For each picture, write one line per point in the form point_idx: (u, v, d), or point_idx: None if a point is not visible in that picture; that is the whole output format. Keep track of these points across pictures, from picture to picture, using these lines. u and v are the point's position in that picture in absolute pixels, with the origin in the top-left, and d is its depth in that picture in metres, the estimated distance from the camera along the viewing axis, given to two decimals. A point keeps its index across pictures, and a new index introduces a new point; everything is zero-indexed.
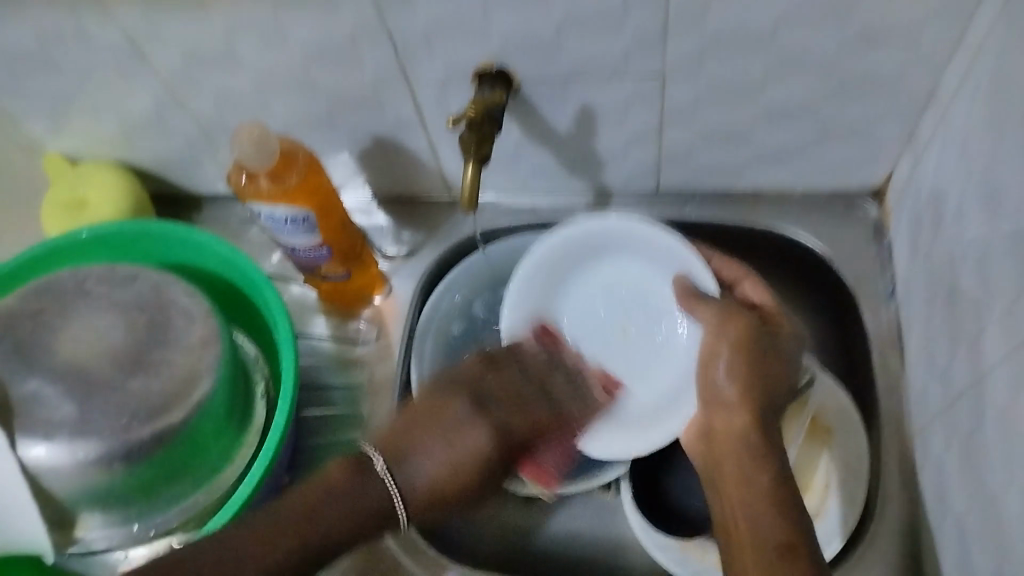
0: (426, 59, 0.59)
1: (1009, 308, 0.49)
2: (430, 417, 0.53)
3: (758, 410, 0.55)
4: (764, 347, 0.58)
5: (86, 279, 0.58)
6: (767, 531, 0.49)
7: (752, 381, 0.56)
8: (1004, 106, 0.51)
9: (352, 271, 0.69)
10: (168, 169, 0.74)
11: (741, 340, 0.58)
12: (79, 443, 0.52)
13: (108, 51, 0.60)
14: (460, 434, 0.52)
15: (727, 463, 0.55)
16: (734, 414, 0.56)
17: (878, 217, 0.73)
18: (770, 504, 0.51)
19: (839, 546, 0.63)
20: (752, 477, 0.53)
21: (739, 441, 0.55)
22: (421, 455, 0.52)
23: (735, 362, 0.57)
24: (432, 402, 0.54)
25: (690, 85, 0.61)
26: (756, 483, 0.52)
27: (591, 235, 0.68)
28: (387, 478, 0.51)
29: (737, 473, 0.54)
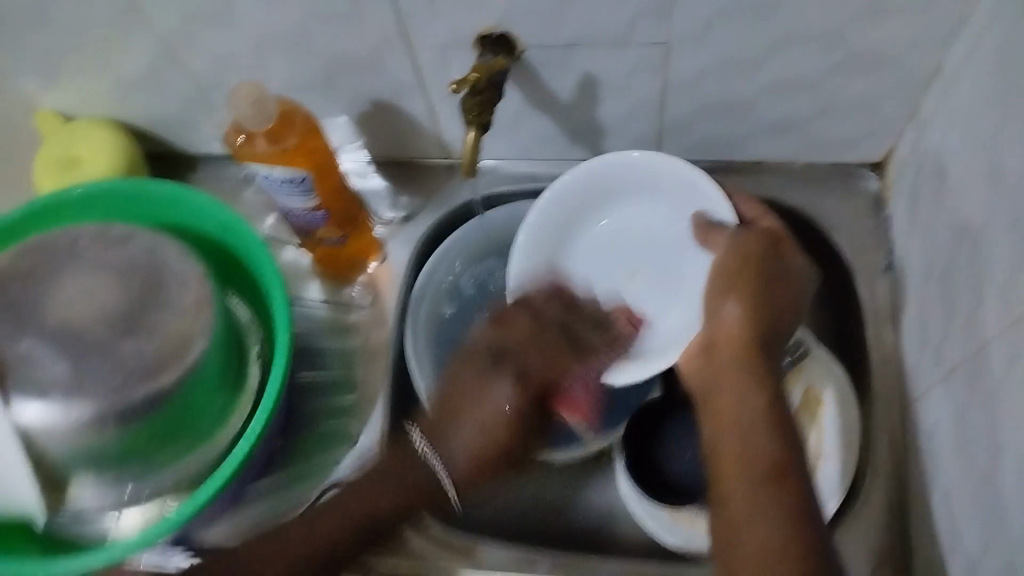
0: (427, 23, 0.58)
1: (1008, 289, 0.49)
2: (470, 390, 0.57)
3: (757, 336, 0.54)
4: (766, 275, 0.56)
5: (78, 239, 0.57)
6: (765, 456, 0.48)
7: (757, 307, 0.55)
8: (1011, 85, 0.50)
9: (348, 234, 0.69)
10: (161, 128, 0.74)
11: (750, 269, 0.56)
12: (73, 404, 0.52)
13: (101, 6, 0.59)
14: (486, 397, 0.56)
15: (724, 395, 0.52)
16: (734, 336, 0.55)
17: (878, 190, 0.73)
18: (773, 432, 0.50)
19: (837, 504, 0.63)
20: (750, 400, 0.51)
21: (738, 360, 0.53)
22: (455, 433, 0.57)
23: (741, 294, 0.55)
24: (467, 375, 0.57)
25: (694, 55, 0.61)
26: (751, 411, 0.51)
27: (599, 173, 0.67)
28: (432, 460, 0.57)
29: (732, 392, 0.52)
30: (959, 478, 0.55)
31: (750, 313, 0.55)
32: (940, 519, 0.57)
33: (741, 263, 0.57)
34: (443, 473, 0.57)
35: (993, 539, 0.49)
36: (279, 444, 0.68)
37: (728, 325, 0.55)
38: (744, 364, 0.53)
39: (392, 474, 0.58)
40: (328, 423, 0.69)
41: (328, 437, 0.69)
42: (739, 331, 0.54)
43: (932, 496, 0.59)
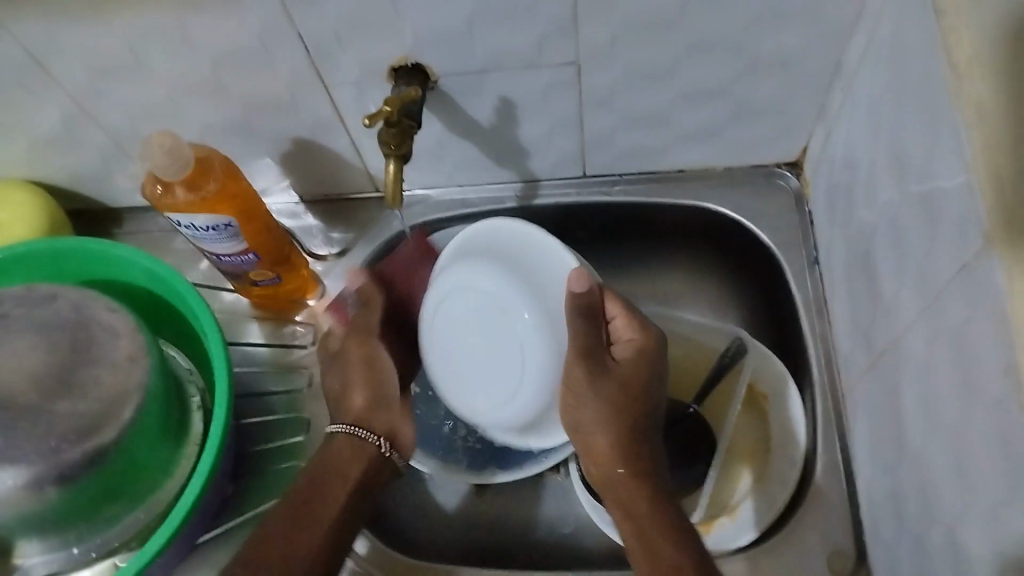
0: (341, 59, 0.59)
1: (922, 269, 0.51)
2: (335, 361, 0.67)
3: (631, 434, 0.58)
4: (625, 368, 0.59)
5: (2, 303, 0.56)
6: (673, 559, 0.53)
7: (611, 406, 0.58)
8: (905, 76, 0.52)
9: (282, 274, 0.69)
10: (84, 184, 0.73)
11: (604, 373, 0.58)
12: (5, 470, 0.51)
13: (8, 66, 0.58)
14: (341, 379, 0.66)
15: (640, 511, 0.56)
16: (595, 427, 0.59)
17: (798, 187, 0.75)
18: (662, 531, 0.54)
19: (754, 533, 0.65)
20: (655, 515, 0.55)
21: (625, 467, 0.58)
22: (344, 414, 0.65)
23: (609, 400, 0.58)
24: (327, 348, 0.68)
25: (606, 71, 0.62)
26: (651, 522, 0.55)
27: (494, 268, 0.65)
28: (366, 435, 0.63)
29: (642, 510, 0.56)
30: (897, 461, 0.56)
31: (614, 411, 0.58)
32: (883, 502, 0.58)
33: (592, 368, 0.58)
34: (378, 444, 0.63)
35: (933, 516, 0.50)
36: (231, 490, 0.66)
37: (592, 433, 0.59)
38: (625, 455, 0.58)
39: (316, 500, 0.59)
40: (279, 465, 0.68)
41: (280, 478, 0.68)
42: (618, 430, 0.58)
43: (874, 479, 0.60)
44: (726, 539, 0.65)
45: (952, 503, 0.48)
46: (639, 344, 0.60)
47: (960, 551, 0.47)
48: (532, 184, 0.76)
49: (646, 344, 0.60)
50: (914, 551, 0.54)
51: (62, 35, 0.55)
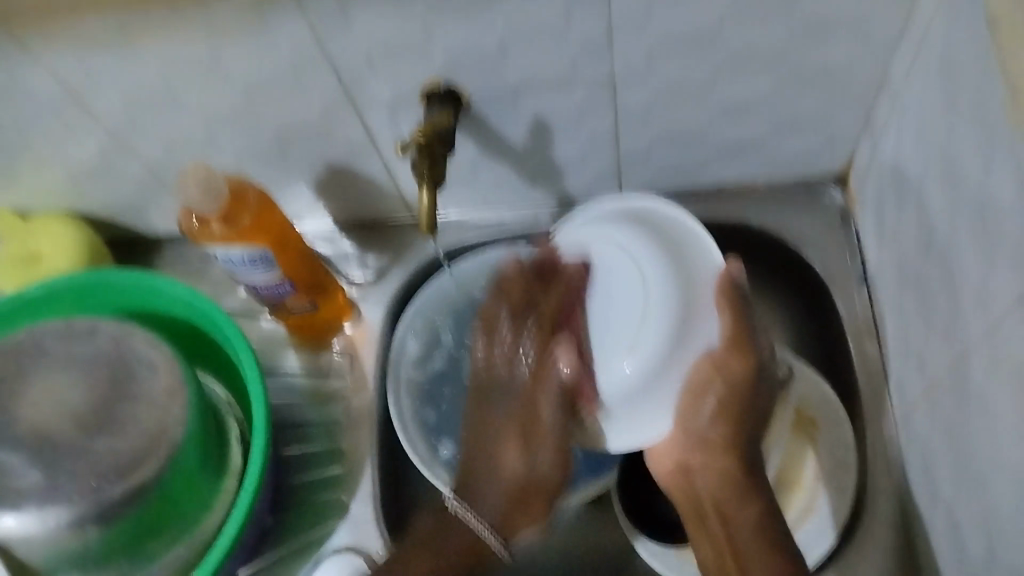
0: (372, 84, 0.58)
1: (979, 288, 0.49)
2: (477, 431, 0.60)
3: (733, 442, 0.55)
4: (759, 389, 0.55)
5: (43, 337, 0.57)
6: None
7: (733, 419, 0.54)
8: (955, 89, 0.50)
9: (318, 301, 0.69)
10: (121, 215, 0.73)
11: (747, 383, 0.53)
12: (47, 509, 0.51)
13: (47, 101, 0.59)
14: (500, 456, 0.59)
15: (715, 516, 0.56)
16: (713, 443, 0.55)
17: (843, 201, 0.73)
18: (772, 556, 0.53)
19: (828, 547, 0.63)
20: (743, 526, 0.54)
21: (721, 480, 0.55)
22: (484, 481, 0.59)
23: (727, 400, 0.54)
24: (479, 419, 0.60)
25: (642, 89, 0.61)
26: (747, 534, 0.54)
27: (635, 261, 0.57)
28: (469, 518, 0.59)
29: (722, 517, 0.55)
30: (955, 489, 0.53)
31: (726, 422, 0.55)
32: (943, 533, 0.56)
33: (728, 370, 0.53)
34: (483, 531, 0.59)
35: (997, 548, 0.48)
36: (270, 522, 0.66)
37: (710, 440, 0.55)
38: (728, 475, 0.55)
39: (443, 537, 0.59)
40: (319, 495, 0.68)
41: (318, 509, 0.67)
42: (726, 448, 0.55)
43: (932, 509, 0.57)
44: None
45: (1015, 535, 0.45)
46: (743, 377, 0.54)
47: None
48: (567, 204, 0.74)
49: (750, 379, 0.54)
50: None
51: (98, 68, 0.55)
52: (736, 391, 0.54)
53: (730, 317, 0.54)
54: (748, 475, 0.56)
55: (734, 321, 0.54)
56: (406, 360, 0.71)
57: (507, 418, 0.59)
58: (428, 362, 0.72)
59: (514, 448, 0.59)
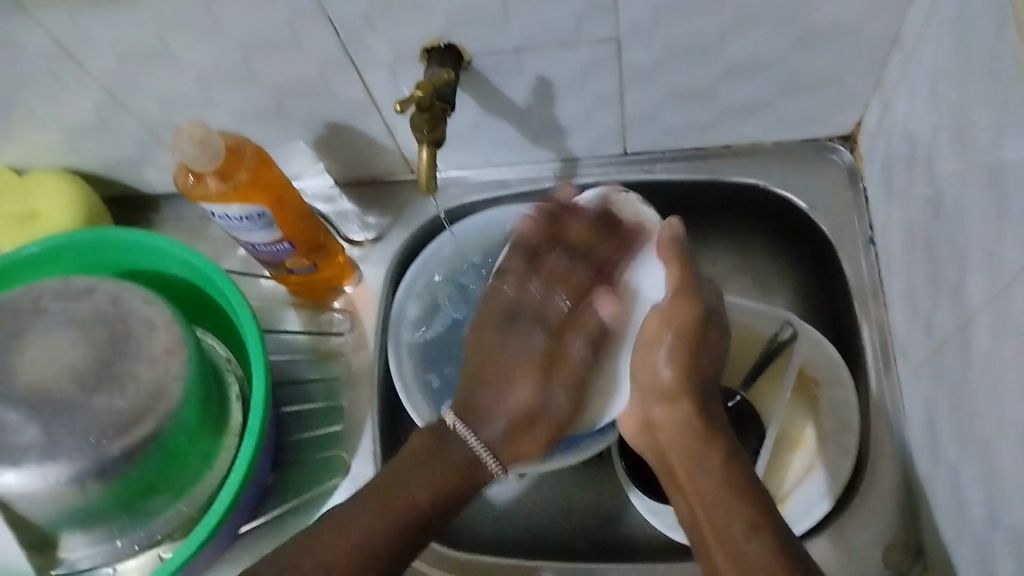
0: (371, 41, 0.57)
1: (989, 252, 0.48)
2: (483, 366, 0.60)
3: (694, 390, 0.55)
4: (706, 330, 0.55)
5: (40, 296, 0.56)
6: (734, 534, 0.48)
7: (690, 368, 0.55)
8: (970, 46, 0.49)
9: (318, 261, 0.68)
10: (119, 173, 0.73)
11: (694, 328, 0.54)
12: (46, 467, 0.51)
13: (40, 57, 0.58)
14: (512, 384, 0.59)
15: (681, 465, 0.54)
16: (674, 391, 0.55)
17: (851, 161, 0.71)
18: (742, 500, 0.50)
19: (826, 506, 0.62)
20: (710, 470, 0.52)
21: (686, 430, 0.54)
22: (501, 394, 0.59)
23: (676, 343, 0.55)
24: (480, 350, 0.61)
25: (647, 46, 0.59)
26: (712, 476, 0.52)
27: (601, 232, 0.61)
28: (472, 441, 0.58)
29: (688, 465, 0.53)
30: (958, 452, 0.53)
31: (686, 368, 0.55)
32: (944, 497, 0.56)
33: (678, 319, 0.54)
34: (482, 452, 0.58)
35: (999, 513, 0.48)
36: (271, 479, 0.67)
37: (670, 390, 0.55)
38: (690, 423, 0.54)
39: (434, 451, 0.57)
40: (319, 454, 0.68)
41: (319, 468, 0.67)
42: (686, 397, 0.55)
43: (934, 472, 0.57)
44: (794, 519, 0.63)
45: (1017, 500, 0.45)
46: (697, 318, 0.54)
47: None
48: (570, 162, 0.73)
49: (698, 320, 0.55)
50: (976, 547, 0.51)
51: (90, 24, 0.54)
52: (681, 332, 0.55)
53: (677, 267, 0.55)
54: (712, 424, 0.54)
55: (679, 266, 0.55)
56: (406, 323, 0.70)
57: (529, 333, 0.60)
58: (431, 323, 0.71)
59: (533, 378, 0.59)
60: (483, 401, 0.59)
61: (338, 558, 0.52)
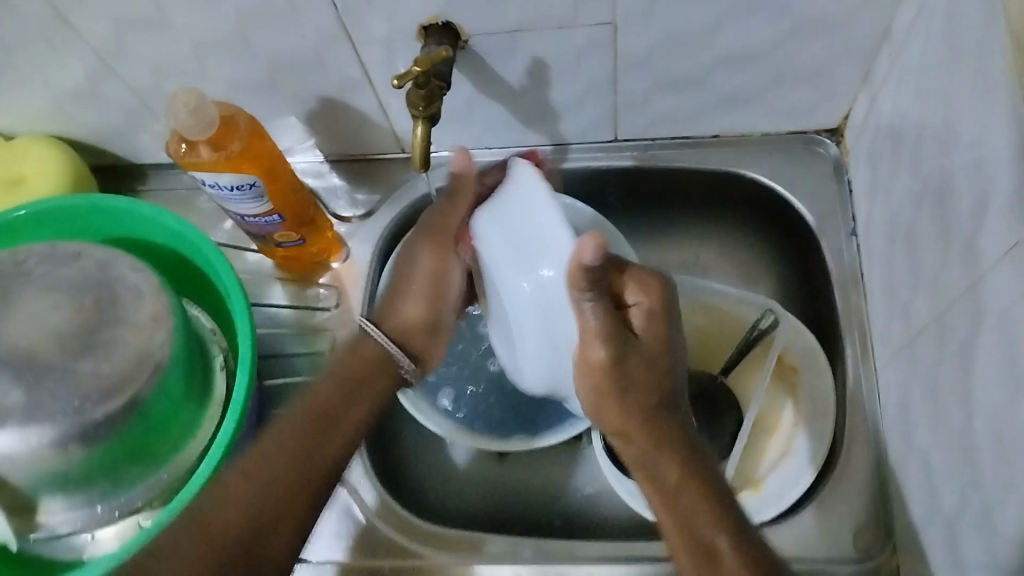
0: (368, 15, 0.57)
1: (970, 244, 0.49)
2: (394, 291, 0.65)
3: (637, 412, 0.54)
4: (648, 337, 0.54)
5: (26, 260, 0.56)
6: (706, 534, 0.49)
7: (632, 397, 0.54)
8: (960, 43, 0.50)
9: (306, 236, 0.68)
10: (107, 141, 0.72)
11: (609, 361, 0.53)
12: (30, 429, 0.51)
13: (31, 20, 0.57)
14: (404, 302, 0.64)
15: (654, 470, 0.53)
16: (615, 423, 0.55)
17: (838, 155, 0.72)
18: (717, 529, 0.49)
19: (793, 496, 0.63)
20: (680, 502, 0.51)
21: (651, 458, 0.53)
22: (399, 310, 0.63)
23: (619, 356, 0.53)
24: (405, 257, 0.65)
25: (643, 32, 0.60)
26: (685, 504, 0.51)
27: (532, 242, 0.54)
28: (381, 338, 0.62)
29: (659, 499, 0.52)
30: (932, 439, 0.54)
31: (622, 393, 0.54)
32: (916, 483, 0.57)
33: (598, 360, 0.53)
34: (401, 360, 0.61)
35: (969, 497, 0.49)
36: None
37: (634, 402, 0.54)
38: (650, 425, 0.54)
39: (359, 372, 0.59)
40: None
41: None
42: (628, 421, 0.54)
43: (908, 458, 0.58)
44: (752, 508, 0.64)
45: (989, 484, 0.46)
46: (614, 347, 0.53)
47: (996, 533, 0.46)
48: (561, 147, 0.74)
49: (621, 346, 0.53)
50: (947, 531, 0.52)
51: None
52: (619, 355, 0.53)
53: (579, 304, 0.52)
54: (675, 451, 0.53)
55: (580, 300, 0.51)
56: None
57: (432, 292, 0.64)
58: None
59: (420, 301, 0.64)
60: (398, 317, 0.64)
61: (230, 528, 0.49)
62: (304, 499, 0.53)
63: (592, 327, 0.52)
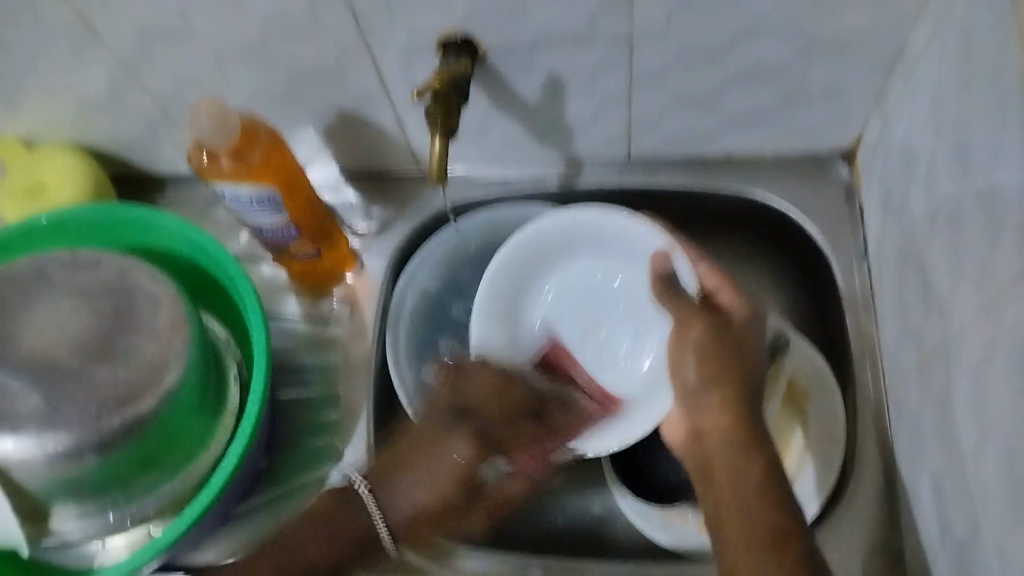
0: (388, 31, 0.58)
1: (982, 264, 0.49)
2: (425, 448, 0.61)
3: (734, 389, 0.55)
4: (727, 338, 0.56)
5: (47, 266, 0.57)
6: (759, 514, 0.50)
7: (720, 362, 0.55)
8: (972, 66, 0.51)
9: (322, 249, 0.69)
10: (127, 152, 0.73)
11: (711, 340, 0.56)
12: (47, 434, 0.51)
13: (60, 31, 0.58)
14: (436, 454, 0.60)
15: (722, 471, 0.53)
16: (704, 403, 0.56)
17: (849, 177, 0.73)
18: (769, 504, 0.50)
19: (818, 506, 0.63)
20: (744, 474, 0.52)
21: (726, 438, 0.54)
22: (403, 490, 0.60)
23: (703, 355, 0.56)
24: (424, 438, 0.61)
25: (658, 50, 0.61)
26: (754, 476, 0.52)
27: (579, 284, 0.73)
28: (374, 512, 0.59)
29: (727, 469, 0.53)
30: (944, 462, 0.54)
31: (711, 368, 0.56)
32: (927, 505, 0.57)
33: (685, 335, 0.58)
34: (382, 528, 0.59)
35: (983, 518, 0.49)
36: (263, 464, 0.67)
37: (710, 405, 0.56)
38: (735, 431, 0.54)
39: (338, 516, 0.59)
40: (311, 442, 0.68)
41: (313, 455, 0.68)
42: (726, 405, 0.55)
43: (919, 479, 0.58)
44: None
45: (1002, 505, 0.46)
46: (705, 325, 0.57)
47: (1008, 555, 0.45)
48: (575, 165, 0.75)
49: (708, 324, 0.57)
50: (958, 553, 0.52)
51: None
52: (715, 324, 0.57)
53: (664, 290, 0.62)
54: (754, 423, 0.54)
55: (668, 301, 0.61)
56: (404, 315, 0.72)
57: (452, 439, 0.60)
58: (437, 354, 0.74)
59: (437, 483, 0.60)
60: (395, 471, 0.60)
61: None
62: (295, 567, 0.57)
63: (695, 315, 0.58)
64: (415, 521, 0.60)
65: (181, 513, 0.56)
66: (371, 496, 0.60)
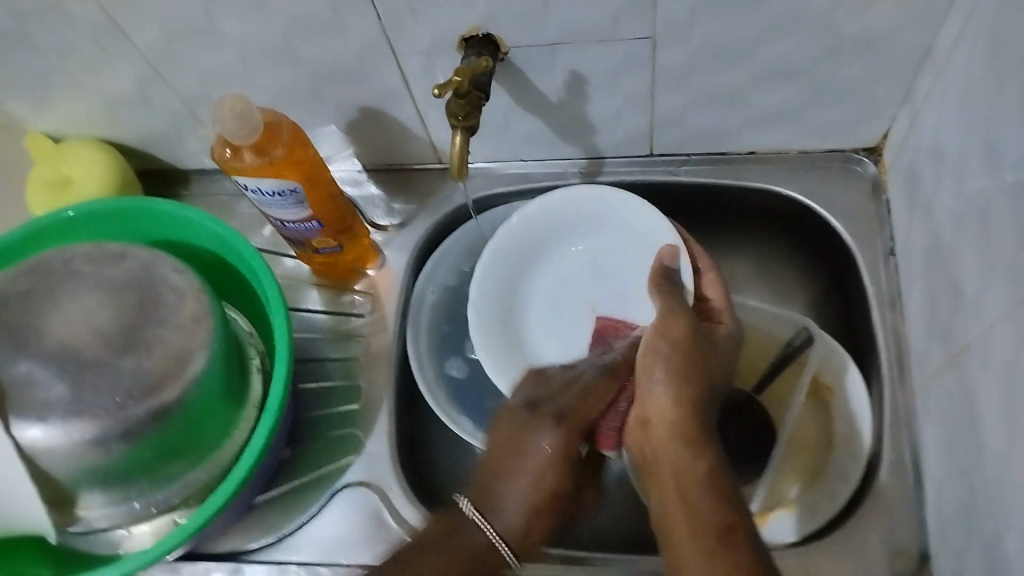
0: (410, 29, 0.58)
1: (1011, 265, 0.48)
2: (514, 453, 0.57)
3: (688, 392, 0.57)
4: (697, 344, 0.59)
5: (74, 259, 0.58)
6: (704, 509, 0.50)
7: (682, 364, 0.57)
8: (1002, 63, 0.49)
9: (344, 243, 0.69)
10: (153, 146, 0.74)
11: (685, 339, 0.58)
12: (73, 423, 0.52)
13: (87, 27, 0.59)
14: (529, 444, 0.57)
15: (669, 465, 0.54)
16: (659, 401, 0.58)
17: (876, 173, 0.72)
18: (716, 498, 0.51)
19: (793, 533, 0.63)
20: (689, 471, 0.53)
21: (676, 437, 0.55)
22: (510, 497, 0.56)
23: (672, 351, 0.58)
24: (509, 439, 0.58)
25: (682, 47, 0.60)
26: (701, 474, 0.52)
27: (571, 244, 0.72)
28: (484, 525, 0.55)
29: (673, 470, 0.54)
30: (970, 465, 0.53)
31: (675, 367, 0.58)
32: (953, 508, 0.56)
33: (665, 330, 0.59)
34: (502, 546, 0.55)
35: (1009, 523, 0.48)
36: (285, 454, 0.68)
37: (660, 400, 0.57)
38: (683, 429, 0.55)
39: (445, 536, 0.54)
40: (333, 433, 0.69)
41: (334, 445, 0.68)
42: (678, 403, 0.57)
43: (945, 481, 0.57)
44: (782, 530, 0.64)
45: None
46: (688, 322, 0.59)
47: None
48: (596, 161, 0.75)
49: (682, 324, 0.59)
50: (984, 557, 0.51)
51: None
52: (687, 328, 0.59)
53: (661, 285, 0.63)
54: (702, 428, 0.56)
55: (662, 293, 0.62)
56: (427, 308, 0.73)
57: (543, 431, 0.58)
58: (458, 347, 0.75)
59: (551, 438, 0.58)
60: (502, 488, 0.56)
61: None
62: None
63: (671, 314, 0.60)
64: (530, 521, 0.56)
65: (202, 503, 0.57)
66: (477, 511, 0.55)
